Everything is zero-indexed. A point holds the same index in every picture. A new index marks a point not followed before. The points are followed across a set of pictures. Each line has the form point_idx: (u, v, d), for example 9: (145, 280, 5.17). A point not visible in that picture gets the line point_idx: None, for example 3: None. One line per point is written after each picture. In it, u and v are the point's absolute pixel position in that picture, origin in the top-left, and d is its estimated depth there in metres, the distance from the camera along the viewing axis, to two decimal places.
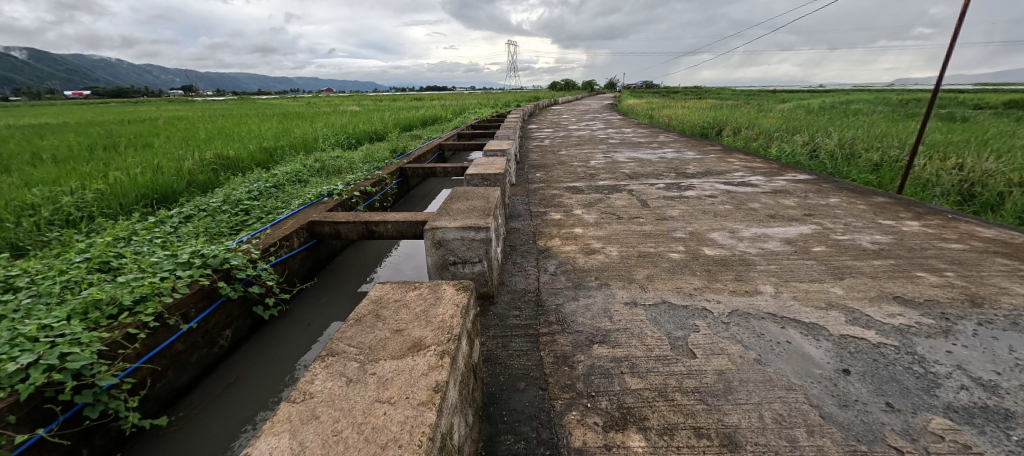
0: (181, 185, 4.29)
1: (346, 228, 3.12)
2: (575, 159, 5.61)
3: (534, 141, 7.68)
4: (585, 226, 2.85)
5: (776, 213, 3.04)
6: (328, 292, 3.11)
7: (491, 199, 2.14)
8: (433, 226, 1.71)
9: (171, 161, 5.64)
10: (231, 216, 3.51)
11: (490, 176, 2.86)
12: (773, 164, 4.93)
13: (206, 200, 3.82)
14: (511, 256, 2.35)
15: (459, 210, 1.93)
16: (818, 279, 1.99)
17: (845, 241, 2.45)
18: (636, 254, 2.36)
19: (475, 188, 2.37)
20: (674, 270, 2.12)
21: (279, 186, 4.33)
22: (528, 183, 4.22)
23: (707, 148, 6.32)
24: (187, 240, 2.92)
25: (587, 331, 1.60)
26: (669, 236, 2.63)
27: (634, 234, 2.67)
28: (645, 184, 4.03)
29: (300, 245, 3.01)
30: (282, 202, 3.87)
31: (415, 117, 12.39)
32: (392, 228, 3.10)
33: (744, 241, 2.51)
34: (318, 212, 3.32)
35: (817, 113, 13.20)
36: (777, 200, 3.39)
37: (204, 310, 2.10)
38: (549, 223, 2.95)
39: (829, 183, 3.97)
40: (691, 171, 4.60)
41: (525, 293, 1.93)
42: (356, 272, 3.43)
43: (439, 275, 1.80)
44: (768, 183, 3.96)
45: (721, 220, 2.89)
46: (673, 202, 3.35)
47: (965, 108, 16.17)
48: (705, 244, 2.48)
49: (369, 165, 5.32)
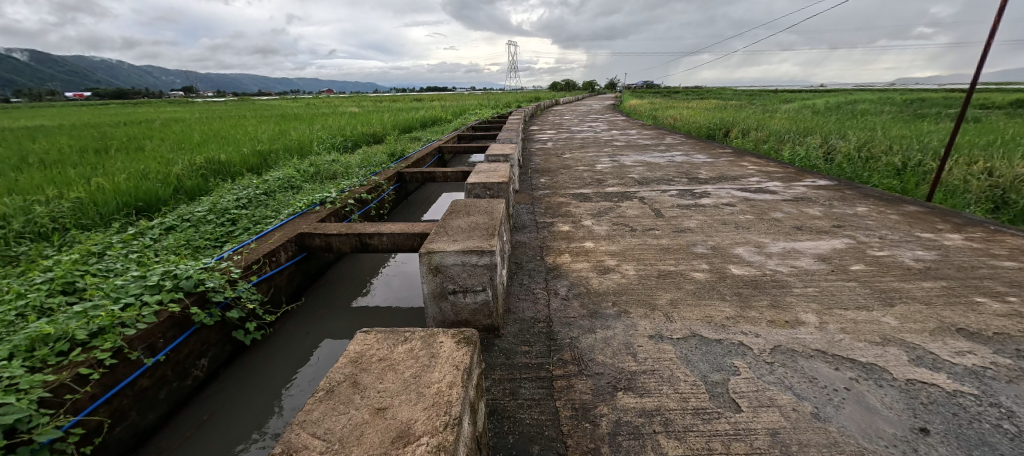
0: (167, 192, 4.08)
1: (338, 241, 2.91)
2: (580, 163, 5.38)
3: (536, 143, 7.45)
4: (596, 240, 2.62)
5: (802, 225, 2.81)
6: (318, 311, 2.91)
7: (495, 215, 1.91)
8: (429, 250, 1.49)
9: (160, 165, 5.43)
10: (216, 227, 3.29)
11: (492, 185, 2.64)
12: (788, 168, 4.70)
13: (192, 209, 3.61)
14: (517, 277, 2.12)
15: (459, 229, 1.71)
16: (865, 305, 1.76)
17: (884, 258, 2.22)
18: (654, 272, 2.14)
19: (476, 201, 2.15)
20: (700, 294, 1.89)
21: (270, 193, 4.12)
22: (533, 190, 3.99)
23: (717, 151, 6.08)
24: (166, 255, 2.70)
25: (609, 374, 1.37)
26: (689, 251, 2.40)
27: (650, 249, 2.44)
28: (657, 191, 3.80)
29: (287, 260, 2.80)
30: (272, 210, 3.65)
31: (414, 118, 12.16)
32: (388, 240, 2.88)
33: (773, 257, 2.28)
34: (308, 223, 3.10)
35: (823, 113, 12.97)
36: (800, 209, 3.16)
37: (173, 340, 1.88)
38: (557, 235, 2.73)
39: (852, 190, 3.74)
40: (704, 176, 4.37)
41: (534, 323, 1.70)
42: (348, 287, 3.24)
43: (436, 306, 1.57)
44: (788, 190, 3.73)
45: (743, 232, 2.67)
46: (689, 212, 3.12)
47: (972, 108, 15.90)
48: (730, 262, 2.25)
49: (366, 170, 5.11)
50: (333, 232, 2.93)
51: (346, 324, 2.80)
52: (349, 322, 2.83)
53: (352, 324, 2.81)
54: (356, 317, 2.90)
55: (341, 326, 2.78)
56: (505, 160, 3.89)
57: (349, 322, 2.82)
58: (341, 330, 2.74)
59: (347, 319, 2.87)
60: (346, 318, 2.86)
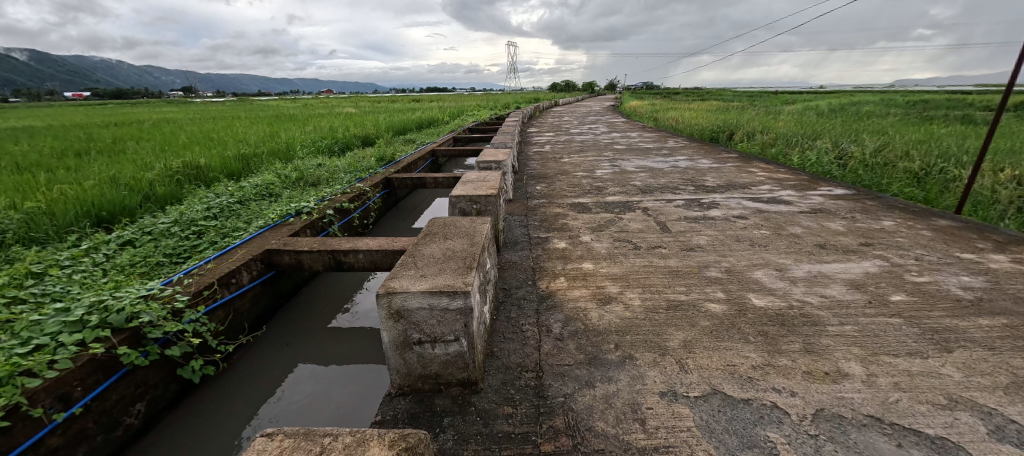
0: (133, 200, 3.79)
1: (309, 258, 2.63)
2: (579, 169, 5.10)
3: (533, 147, 7.17)
4: (595, 260, 2.34)
5: (825, 242, 2.52)
6: (290, 335, 2.65)
7: (475, 239, 1.63)
8: (388, 291, 1.20)
9: (135, 170, 5.15)
10: (180, 241, 3.00)
11: (479, 198, 2.35)
12: (800, 175, 4.41)
13: (156, 220, 3.32)
14: (504, 309, 1.83)
15: (429, 260, 1.42)
16: (917, 351, 1.47)
17: (927, 286, 1.94)
18: (663, 302, 1.85)
19: (455, 220, 1.86)
20: (718, 332, 1.60)
21: (245, 201, 3.83)
22: (528, 199, 3.71)
23: (722, 155, 5.81)
24: (114, 276, 2.41)
25: (612, 453, 1.08)
26: (701, 275, 2.12)
27: (657, 272, 2.16)
28: (661, 201, 3.52)
29: (251, 281, 2.51)
30: (243, 221, 3.36)
31: (410, 119, 11.87)
32: (364, 258, 2.60)
33: (798, 284, 1.98)
34: (278, 238, 2.82)
35: (828, 115, 12.73)
36: (820, 222, 2.88)
37: (95, 387, 1.58)
38: (552, 254, 2.44)
39: (873, 200, 3.46)
40: (710, 183, 4.10)
41: (520, 373, 1.41)
42: (326, 306, 2.97)
43: (399, 357, 1.28)
44: (803, 200, 3.45)
45: (761, 252, 2.38)
46: (697, 226, 2.84)
47: (976, 110, 15.67)
48: (749, 289, 1.96)
49: (352, 175, 4.82)
50: (303, 248, 2.64)
51: (320, 348, 2.55)
52: (324, 346, 2.58)
53: (326, 348, 2.56)
54: (332, 340, 2.64)
55: (314, 351, 2.53)
56: (498, 167, 3.60)
57: (324, 346, 2.56)
58: (314, 356, 2.48)
59: (322, 343, 2.61)
60: (321, 342, 2.60)
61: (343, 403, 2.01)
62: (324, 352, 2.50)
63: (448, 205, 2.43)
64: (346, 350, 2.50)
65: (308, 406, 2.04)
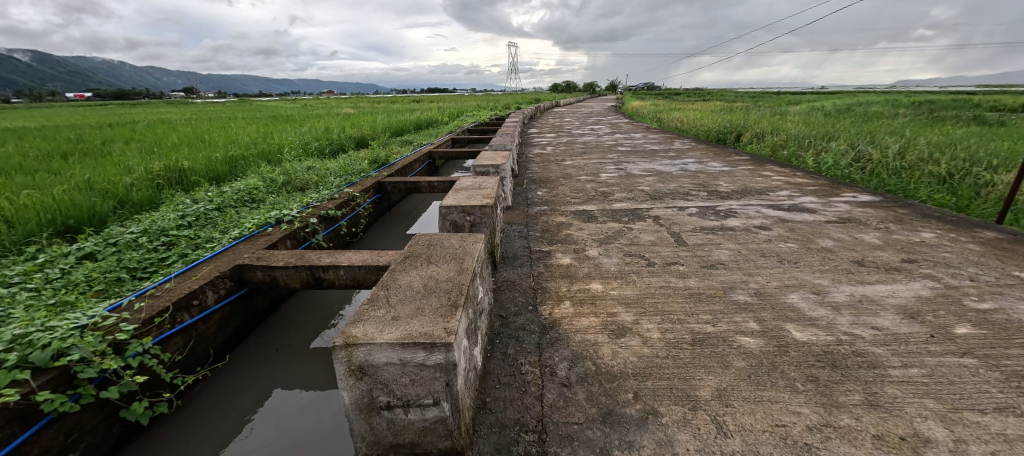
0: (105, 206, 3.53)
1: (284, 275, 2.36)
2: (583, 172, 4.83)
3: (534, 148, 6.89)
4: (605, 279, 2.06)
5: (863, 258, 2.24)
6: (267, 358, 2.40)
7: (464, 264, 1.35)
8: (347, 344, 0.92)
9: (115, 174, 4.88)
10: (147, 255, 2.74)
11: (472, 209, 2.08)
12: (820, 180, 4.13)
13: (124, 230, 3.05)
14: (500, 344, 1.56)
15: (405, 295, 1.14)
16: (1010, 407, 1.19)
17: (993, 314, 1.66)
18: (686, 336, 1.57)
19: (441, 238, 1.59)
20: (758, 377, 1.32)
21: (225, 209, 3.57)
22: (528, 206, 3.43)
23: (733, 158, 5.52)
24: (62, 296, 2.14)
25: None
26: (727, 298, 1.84)
27: (676, 295, 1.88)
28: (673, 208, 3.24)
29: (218, 301, 2.24)
30: (218, 231, 3.09)
31: (408, 120, 11.61)
32: (346, 275, 2.33)
33: (843, 312, 1.70)
34: (251, 251, 2.54)
35: (836, 115, 12.46)
36: (852, 234, 2.60)
37: (8, 444, 1.28)
38: (555, 272, 2.16)
39: (904, 208, 3.18)
40: (724, 189, 3.82)
41: (518, 435, 1.13)
42: (309, 322, 2.72)
43: (365, 423, 1.01)
44: (828, 208, 3.17)
45: (792, 270, 2.10)
46: (715, 238, 2.56)
47: (984, 110, 15.43)
48: (786, 318, 1.67)
49: (342, 179, 4.55)
50: (277, 263, 2.37)
51: (302, 370, 2.31)
52: (306, 368, 2.33)
53: (308, 371, 2.31)
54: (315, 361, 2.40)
55: (295, 373, 2.29)
56: (496, 171, 3.33)
57: (305, 368, 2.31)
58: (293, 380, 2.23)
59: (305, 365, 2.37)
60: (302, 363, 2.36)
61: (332, 422, 1.88)
62: (304, 375, 2.25)
63: (438, 216, 2.15)
64: (328, 373, 2.26)
65: (291, 427, 1.87)
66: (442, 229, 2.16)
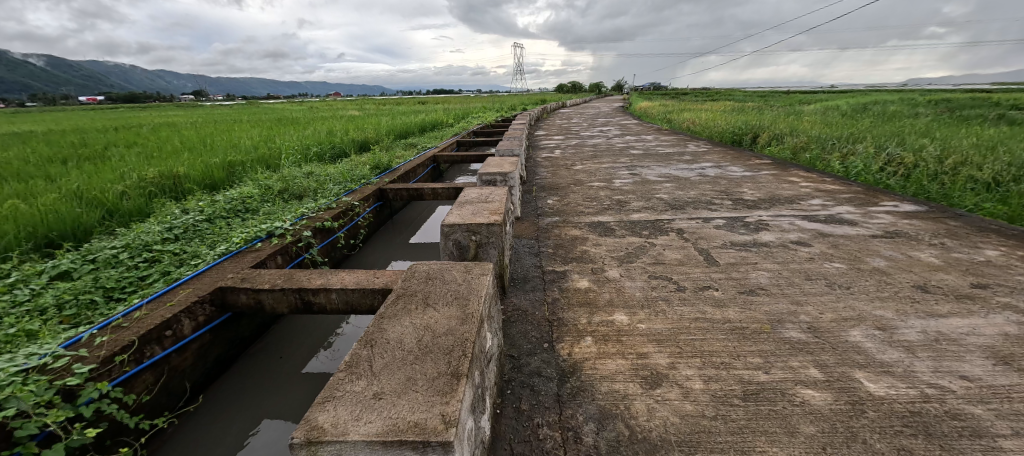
0: (92, 217, 3.34)
1: (269, 298, 2.13)
2: (595, 177, 4.57)
3: (542, 152, 6.64)
4: (630, 307, 1.80)
5: (926, 282, 1.95)
6: (256, 388, 2.18)
7: (468, 307, 1.10)
8: (308, 443, 0.68)
9: (109, 181, 4.72)
10: (127, 273, 2.53)
11: (478, 227, 1.83)
12: (852, 186, 3.83)
13: (106, 244, 2.85)
14: (511, 396, 1.30)
15: (392, 357, 0.89)
16: None
17: None
18: (736, 387, 1.30)
19: (440, 268, 1.34)
20: (837, 451, 1.05)
21: (216, 220, 3.36)
22: (538, 216, 3.18)
23: (753, 162, 5.22)
24: (24, 324, 1.92)
25: None
26: (777, 335, 1.56)
27: (715, 329, 1.62)
28: (697, 219, 2.97)
29: (195, 330, 2.02)
30: (206, 245, 2.87)
31: (413, 122, 11.41)
32: (338, 298, 2.10)
33: (922, 357, 1.42)
34: (236, 271, 2.32)
35: (854, 115, 12.05)
36: (906, 251, 2.31)
37: None
38: (572, 297, 1.91)
39: (955, 220, 2.88)
40: (750, 196, 3.54)
41: None
42: (303, 343, 2.50)
43: None
44: (869, 220, 2.87)
45: (847, 298, 1.82)
46: (750, 256, 2.29)
47: (1004, 109, 14.95)
48: (853, 364, 1.40)
49: (341, 186, 4.34)
50: (261, 285, 2.14)
51: (294, 397, 2.10)
52: (299, 396, 2.12)
53: (300, 400, 2.10)
54: (309, 388, 2.19)
55: (286, 402, 2.07)
56: (503, 179, 3.07)
57: (295, 396, 2.09)
58: (282, 411, 2.01)
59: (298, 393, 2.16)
60: (294, 391, 2.14)
61: None
62: (296, 403, 2.04)
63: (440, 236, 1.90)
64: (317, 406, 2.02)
65: None
66: (444, 250, 1.91)
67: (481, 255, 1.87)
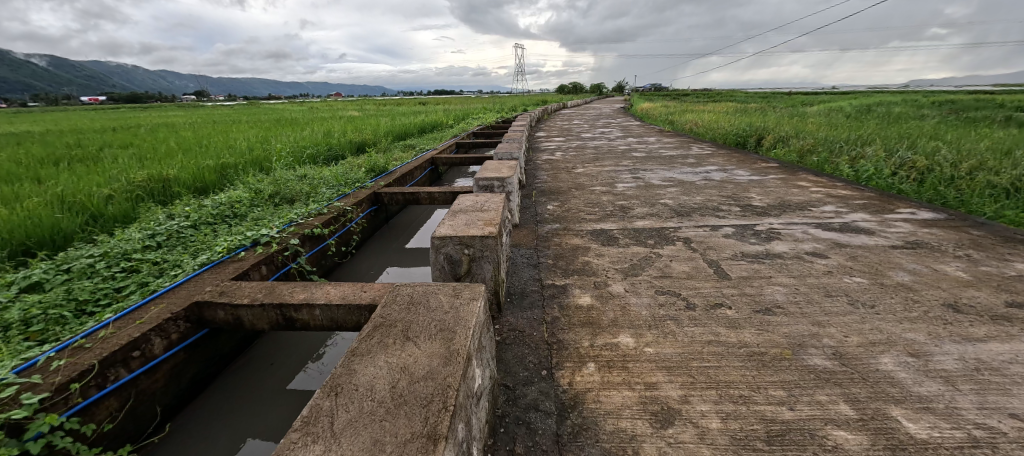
0: (73, 222, 3.20)
1: (249, 314, 1.99)
2: (596, 181, 4.42)
3: (543, 154, 6.49)
4: (636, 328, 1.66)
5: (958, 300, 1.80)
6: (238, 408, 2.05)
7: (453, 342, 0.95)
8: None
9: (96, 184, 4.59)
10: (101, 284, 2.38)
11: (471, 240, 1.68)
12: (865, 192, 3.68)
13: (83, 253, 2.71)
14: (504, 438, 1.15)
15: (359, 411, 0.75)
16: None
17: None
18: (759, 427, 1.15)
19: (425, 292, 1.21)
20: None
21: (202, 226, 3.23)
22: (538, 223, 3.04)
23: (759, 165, 5.07)
24: None
25: None
26: (799, 362, 1.42)
27: (730, 355, 1.47)
28: (704, 227, 2.82)
29: (168, 349, 1.88)
30: (187, 254, 2.73)
31: (412, 123, 11.27)
32: (321, 315, 1.96)
33: (964, 390, 1.27)
34: (215, 283, 2.18)
35: (859, 117, 11.90)
36: (931, 264, 2.16)
37: None
38: (573, 316, 1.76)
39: (977, 229, 2.72)
40: (758, 202, 3.39)
41: None
42: (290, 357, 2.37)
43: None
44: (887, 228, 2.72)
45: (873, 318, 1.67)
46: (764, 269, 2.14)
47: (1009, 110, 14.80)
48: (889, 399, 1.24)
49: (335, 190, 4.20)
50: (240, 300, 2.00)
51: (278, 415, 1.96)
52: (281, 417, 1.98)
53: (280, 421, 1.95)
54: (291, 407, 2.05)
55: (269, 421, 1.94)
56: (501, 184, 2.93)
57: (275, 418, 1.95)
58: (260, 434, 1.86)
59: (283, 411, 2.03)
60: (279, 410, 2.01)
61: None
62: (280, 421, 1.90)
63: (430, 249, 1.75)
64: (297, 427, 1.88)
65: None
66: (434, 264, 1.76)
67: (474, 271, 1.73)
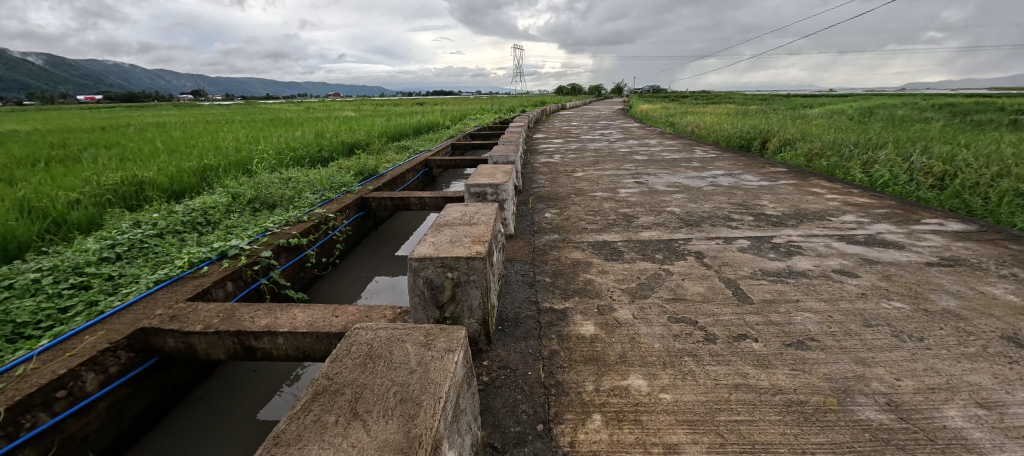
0: (28, 230, 2.91)
1: (202, 343, 1.73)
2: (597, 186, 4.18)
3: (541, 157, 6.24)
4: (649, 367, 1.40)
5: (1020, 332, 1.55)
6: (191, 449, 1.77)
7: (416, 423, 0.69)
8: None
9: (66, 188, 4.30)
10: (44, 302, 2.10)
11: (454, 261, 1.43)
12: (884, 200, 3.45)
13: (31, 265, 2.43)
14: None
15: None
16: None
17: None
18: None
19: (390, 342, 0.94)
20: None
21: (170, 235, 2.96)
22: (535, 233, 2.79)
23: (768, 170, 4.84)
24: None
25: None
26: (848, 417, 1.17)
27: (763, 406, 1.21)
28: (717, 239, 2.58)
29: (103, 386, 1.60)
30: (148, 268, 2.46)
31: (407, 124, 11.00)
32: (285, 344, 1.70)
33: None
34: (168, 305, 1.91)
35: (862, 119, 11.72)
36: (976, 286, 1.92)
37: None
38: (575, 350, 1.51)
39: (1015, 243, 2.49)
40: (772, 211, 3.15)
41: None
42: (257, 387, 2.11)
43: None
44: (918, 243, 2.48)
45: (923, 357, 1.42)
46: (788, 291, 1.89)
47: (1005, 114, 14.77)
48: None
49: (319, 195, 3.95)
50: (190, 326, 1.74)
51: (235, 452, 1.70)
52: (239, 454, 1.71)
53: None
54: (252, 444, 1.78)
55: None
56: (494, 191, 2.68)
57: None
58: None
59: (244, 447, 1.77)
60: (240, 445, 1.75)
61: None
62: None
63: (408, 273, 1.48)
64: None
65: None
66: (412, 290, 1.50)
67: (458, 297, 1.48)
